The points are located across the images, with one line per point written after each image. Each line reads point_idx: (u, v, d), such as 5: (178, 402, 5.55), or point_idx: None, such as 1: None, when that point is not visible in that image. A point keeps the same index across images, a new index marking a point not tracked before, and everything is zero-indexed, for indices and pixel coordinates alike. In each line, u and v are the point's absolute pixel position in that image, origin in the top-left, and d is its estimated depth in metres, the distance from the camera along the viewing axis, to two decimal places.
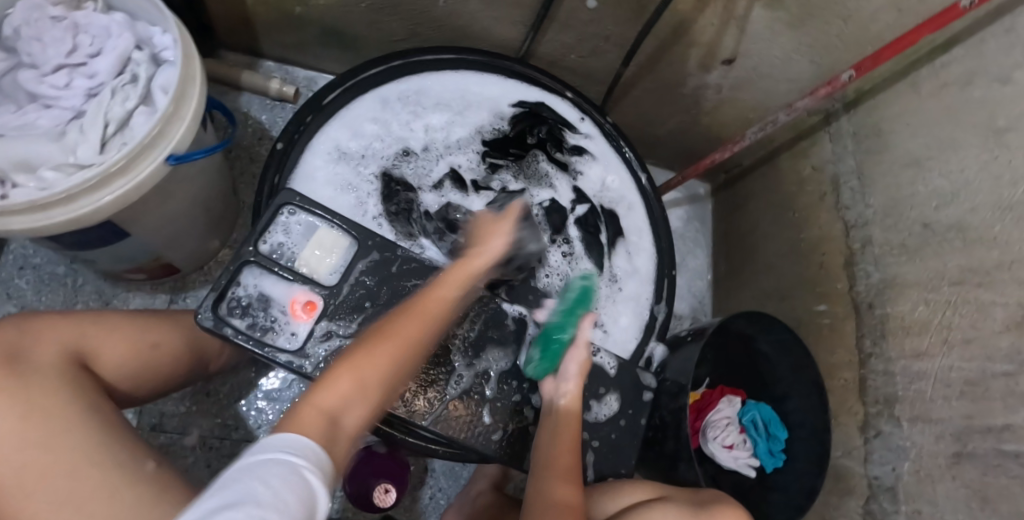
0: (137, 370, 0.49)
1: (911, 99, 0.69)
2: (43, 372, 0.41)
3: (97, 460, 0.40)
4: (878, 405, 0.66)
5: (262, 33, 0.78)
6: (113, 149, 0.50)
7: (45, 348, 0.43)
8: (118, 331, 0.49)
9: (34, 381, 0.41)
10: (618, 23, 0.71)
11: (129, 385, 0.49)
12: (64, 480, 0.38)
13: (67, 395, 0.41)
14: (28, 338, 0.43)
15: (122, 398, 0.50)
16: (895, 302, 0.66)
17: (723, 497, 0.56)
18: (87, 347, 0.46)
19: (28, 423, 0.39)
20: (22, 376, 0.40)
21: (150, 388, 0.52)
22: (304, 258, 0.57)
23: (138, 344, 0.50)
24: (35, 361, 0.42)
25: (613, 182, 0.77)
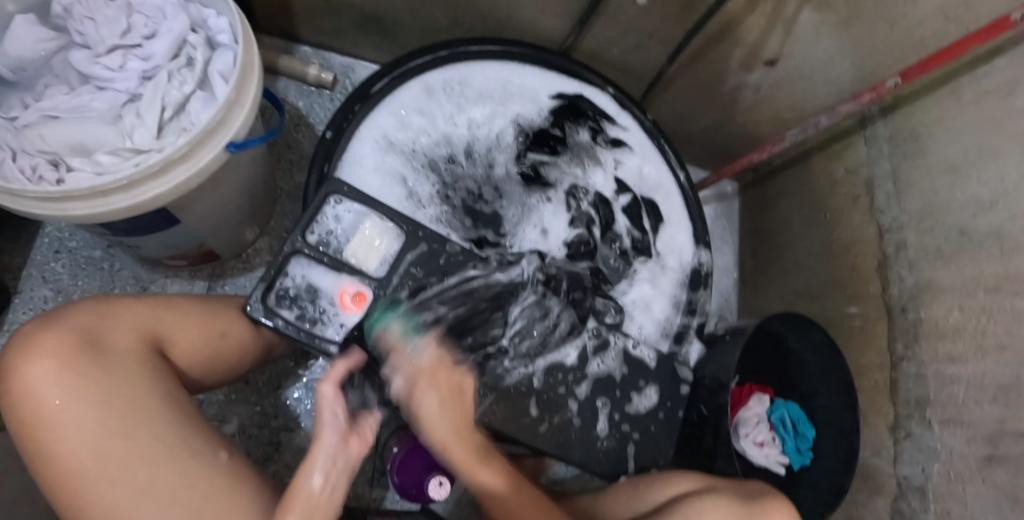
0: (204, 359, 0.50)
1: (950, 106, 0.69)
2: (121, 361, 0.42)
3: (174, 450, 0.41)
4: (909, 407, 0.68)
5: (300, 17, 0.77)
6: (171, 134, 0.49)
7: (123, 333, 0.44)
8: (188, 319, 0.50)
9: (115, 369, 0.41)
10: (664, 20, 0.71)
11: (197, 372, 0.50)
12: (145, 468, 0.39)
13: (145, 384, 0.42)
14: (105, 324, 0.44)
15: (188, 384, 0.51)
16: (929, 306, 0.67)
17: (770, 490, 0.56)
18: (160, 333, 0.47)
19: (109, 412, 0.40)
20: (103, 365, 0.41)
21: (212, 376, 0.53)
22: (352, 250, 0.56)
23: (208, 333, 0.50)
24: (113, 348, 0.42)
25: (650, 172, 0.76)
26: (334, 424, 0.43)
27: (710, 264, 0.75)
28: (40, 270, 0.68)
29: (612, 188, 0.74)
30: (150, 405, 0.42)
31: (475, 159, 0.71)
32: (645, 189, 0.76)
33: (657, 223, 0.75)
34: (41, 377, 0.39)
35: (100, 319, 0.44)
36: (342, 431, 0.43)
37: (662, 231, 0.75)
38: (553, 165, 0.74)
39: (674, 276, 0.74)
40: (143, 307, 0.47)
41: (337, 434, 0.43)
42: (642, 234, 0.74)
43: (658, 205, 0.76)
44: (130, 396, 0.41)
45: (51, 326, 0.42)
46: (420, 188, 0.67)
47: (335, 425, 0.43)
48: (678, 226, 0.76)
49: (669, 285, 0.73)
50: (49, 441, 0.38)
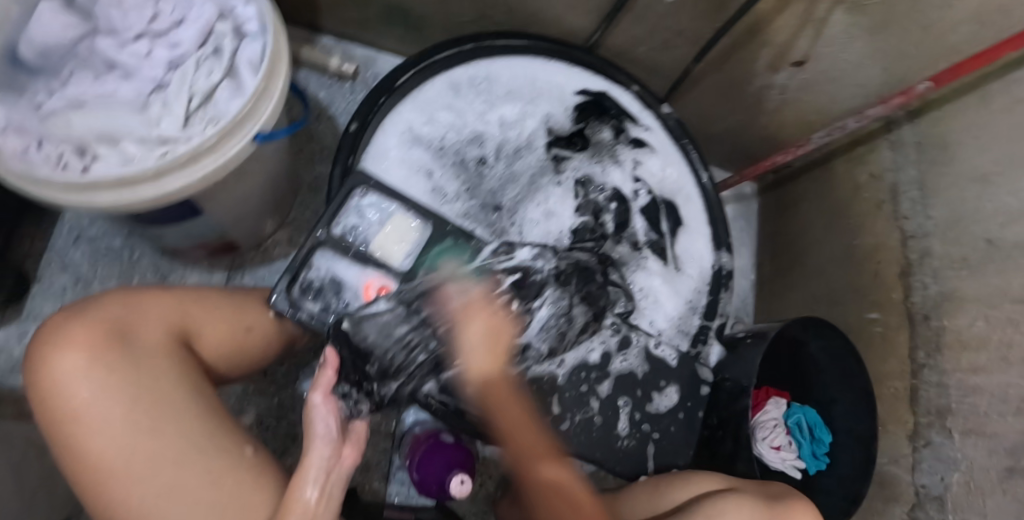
0: (230, 352, 0.50)
1: (981, 113, 0.68)
2: (151, 352, 0.42)
3: (201, 446, 0.40)
4: (930, 416, 0.67)
5: (324, 6, 0.76)
6: (197, 124, 0.48)
7: (155, 326, 0.44)
8: (217, 313, 0.49)
9: (146, 362, 0.41)
10: (692, 18, 0.70)
11: (224, 366, 0.50)
12: (173, 465, 0.39)
13: (174, 378, 0.42)
14: (134, 316, 0.43)
15: (215, 379, 0.50)
16: (952, 315, 0.67)
17: (791, 491, 0.57)
18: (190, 326, 0.47)
19: (136, 406, 0.39)
20: (131, 359, 0.41)
21: (238, 371, 0.52)
22: (379, 243, 0.56)
23: (234, 327, 0.50)
24: (144, 340, 0.42)
25: (672, 174, 0.76)
26: (326, 435, 0.44)
27: (730, 268, 0.74)
28: (59, 257, 0.68)
29: (633, 188, 0.73)
30: (182, 399, 0.41)
31: (497, 155, 0.69)
32: (666, 190, 0.75)
33: (677, 225, 0.74)
34: (72, 366, 0.39)
35: (129, 310, 0.43)
36: (332, 442, 0.44)
37: (682, 232, 0.74)
38: (577, 162, 0.72)
39: (693, 278, 0.73)
40: (172, 300, 0.46)
41: (329, 446, 0.44)
42: (663, 235, 0.73)
43: (678, 207, 0.75)
44: (159, 389, 0.41)
45: (81, 316, 0.41)
46: (441, 182, 0.66)
47: (329, 435, 0.44)
48: (697, 229, 0.75)
49: (687, 288, 0.73)
50: (78, 433, 0.38)
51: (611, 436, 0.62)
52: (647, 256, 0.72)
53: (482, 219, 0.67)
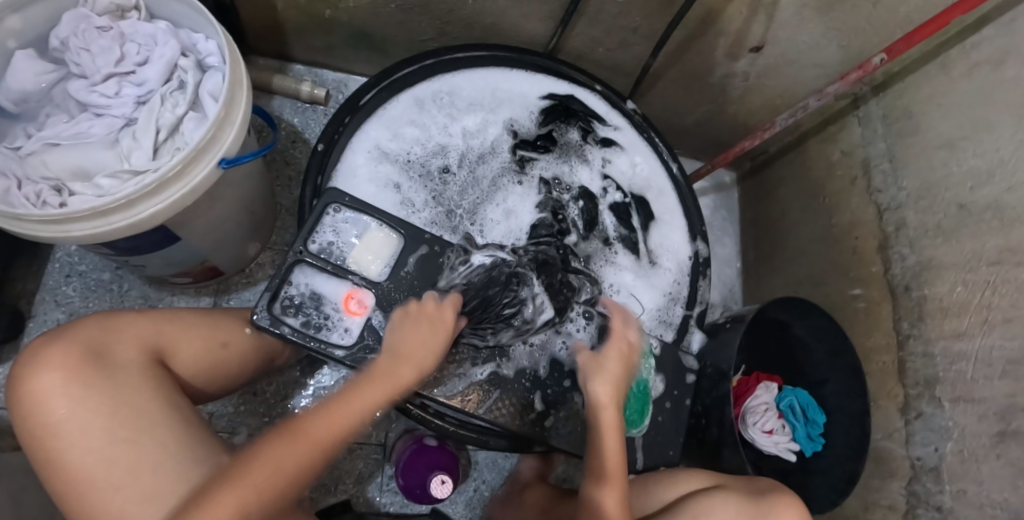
0: (206, 369, 0.51)
1: (942, 81, 0.69)
2: (125, 371, 0.44)
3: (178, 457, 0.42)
4: (919, 387, 0.66)
5: (292, 35, 0.79)
6: (165, 155, 0.51)
7: (128, 347, 0.46)
8: (192, 331, 0.51)
9: (121, 379, 0.43)
10: (646, 15, 0.72)
11: (201, 382, 0.51)
12: (150, 476, 0.41)
13: (150, 392, 0.44)
14: (110, 337, 0.45)
15: (194, 394, 0.52)
16: (932, 283, 0.66)
17: (780, 487, 0.55)
18: (164, 345, 0.49)
19: (111, 421, 0.41)
20: (107, 377, 0.43)
21: (215, 388, 0.54)
22: (356, 258, 0.56)
23: (210, 343, 0.52)
24: (118, 359, 0.44)
25: (643, 168, 0.77)
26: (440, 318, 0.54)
27: (707, 255, 0.74)
28: (52, 294, 0.71)
29: (601, 185, 0.75)
30: (158, 412, 0.43)
31: (464, 164, 0.71)
32: (635, 185, 0.76)
33: (649, 219, 0.75)
34: (50, 388, 0.41)
35: (105, 332, 0.45)
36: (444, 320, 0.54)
37: (656, 225, 0.75)
38: (543, 163, 0.74)
39: (669, 269, 0.73)
40: (147, 321, 0.48)
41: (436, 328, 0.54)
42: (636, 230, 0.74)
43: (650, 201, 0.76)
44: (134, 404, 0.42)
45: (59, 339, 0.44)
46: (409, 193, 0.68)
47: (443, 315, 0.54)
48: (671, 222, 0.76)
49: (664, 278, 0.73)
50: (60, 449, 0.40)
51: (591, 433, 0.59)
52: (620, 250, 0.73)
53: (445, 224, 0.68)
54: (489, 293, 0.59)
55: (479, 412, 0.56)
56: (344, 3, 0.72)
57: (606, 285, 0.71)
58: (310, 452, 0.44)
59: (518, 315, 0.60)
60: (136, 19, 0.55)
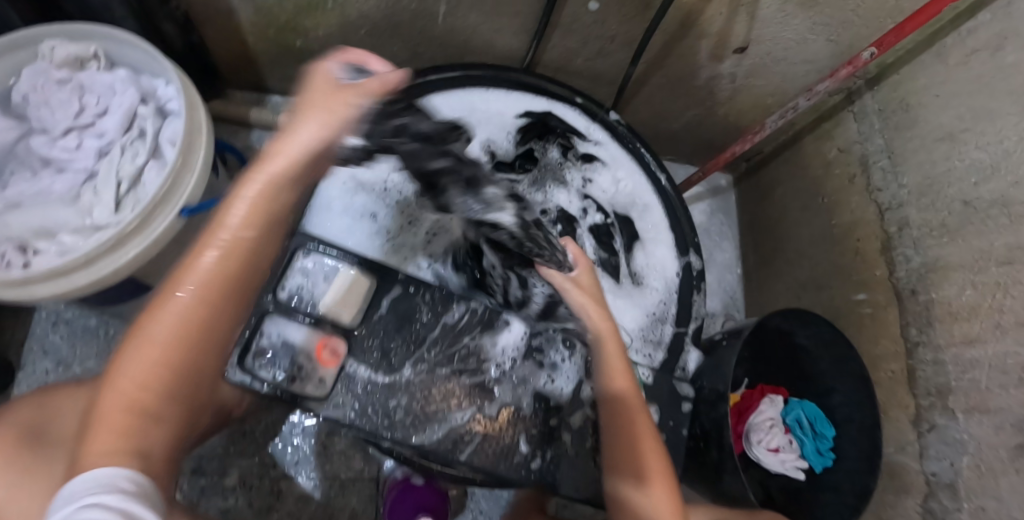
0: None
1: (938, 71, 0.65)
2: (59, 443, 0.45)
3: None
4: (931, 397, 0.63)
5: (266, 67, 0.79)
6: (128, 208, 0.50)
7: (64, 421, 0.47)
8: None
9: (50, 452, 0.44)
10: (621, 22, 0.69)
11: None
12: None
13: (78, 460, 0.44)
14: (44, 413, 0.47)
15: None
16: (939, 286, 0.63)
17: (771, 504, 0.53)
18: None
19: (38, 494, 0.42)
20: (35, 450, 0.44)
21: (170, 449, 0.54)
22: (326, 303, 0.56)
23: None
24: (59, 433, 0.46)
25: (626, 183, 0.75)
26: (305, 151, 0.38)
27: (699, 268, 0.72)
28: (41, 344, 0.72)
29: (581, 205, 0.74)
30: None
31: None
32: (618, 202, 0.75)
33: (633, 238, 0.74)
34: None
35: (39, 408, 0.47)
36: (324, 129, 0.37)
37: (641, 245, 0.73)
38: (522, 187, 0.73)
39: (657, 287, 0.71)
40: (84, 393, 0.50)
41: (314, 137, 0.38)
42: (619, 251, 0.73)
43: (634, 220, 0.74)
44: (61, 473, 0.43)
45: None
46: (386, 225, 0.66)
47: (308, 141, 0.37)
48: (658, 239, 0.74)
49: (652, 297, 0.71)
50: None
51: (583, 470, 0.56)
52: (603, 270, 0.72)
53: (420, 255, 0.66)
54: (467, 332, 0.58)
55: (467, 449, 0.54)
56: (314, 31, 0.71)
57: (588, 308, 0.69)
58: (163, 358, 0.40)
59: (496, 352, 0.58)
60: (95, 69, 0.54)
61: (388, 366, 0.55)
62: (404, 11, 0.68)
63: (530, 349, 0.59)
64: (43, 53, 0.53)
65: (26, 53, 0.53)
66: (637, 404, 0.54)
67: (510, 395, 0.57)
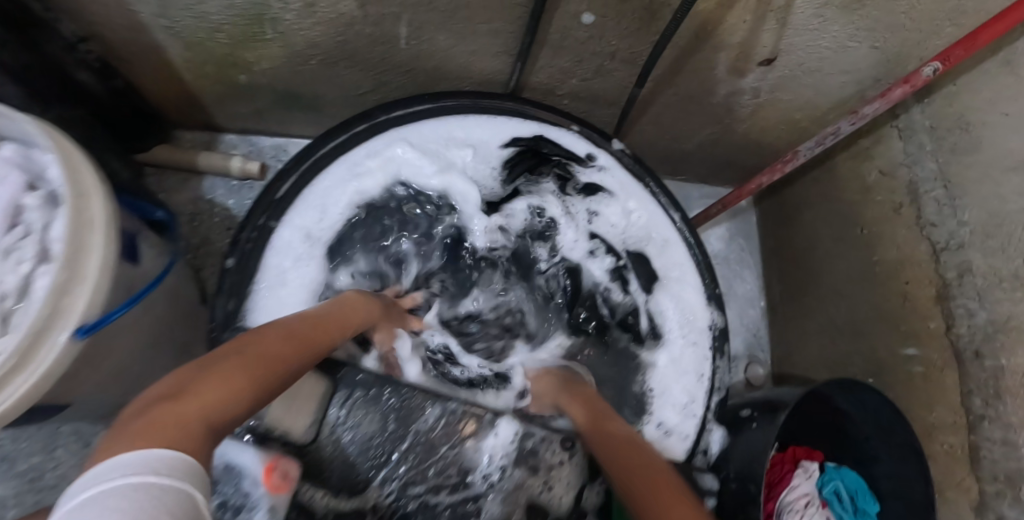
0: None
1: (1009, 80, 0.53)
2: None
3: None
4: (999, 484, 0.52)
5: (211, 105, 0.68)
6: (14, 329, 0.40)
7: None
8: None
9: None
10: (621, 37, 0.57)
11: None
12: None
13: None
14: None
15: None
16: (1012, 351, 0.52)
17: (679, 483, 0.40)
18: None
19: None
20: None
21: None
22: (274, 414, 0.45)
23: None
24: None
25: (638, 216, 0.63)
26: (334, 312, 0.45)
27: (723, 326, 0.62)
28: None
29: (587, 248, 0.64)
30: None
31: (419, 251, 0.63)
32: (630, 237, 0.64)
33: (650, 280, 0.63)
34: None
35: None
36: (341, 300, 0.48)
37: (661, 288, 0.63)
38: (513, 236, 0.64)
39: (678, 341, 0.62)
40: None
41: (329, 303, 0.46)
42: (634, 294, 0.63)
43: (650, 257, 0.64)
44: None
45: None
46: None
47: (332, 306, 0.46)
48: (683, 279, 0.63)
49: (671, 353, 0.61)
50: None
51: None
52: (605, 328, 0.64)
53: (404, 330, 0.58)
54: (439, 441, 0.49)
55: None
56: (257, 65, 0.60)
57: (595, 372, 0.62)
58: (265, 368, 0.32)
59: (476, 462, 0.49)
60: None
61: (354, 486, 0.47)
62: (358, 37, 0.56)
63: (522, 453, 0.50)
64: None
65: None
66: (608, 423, 0.47)
67: (499, 510, 0.49)
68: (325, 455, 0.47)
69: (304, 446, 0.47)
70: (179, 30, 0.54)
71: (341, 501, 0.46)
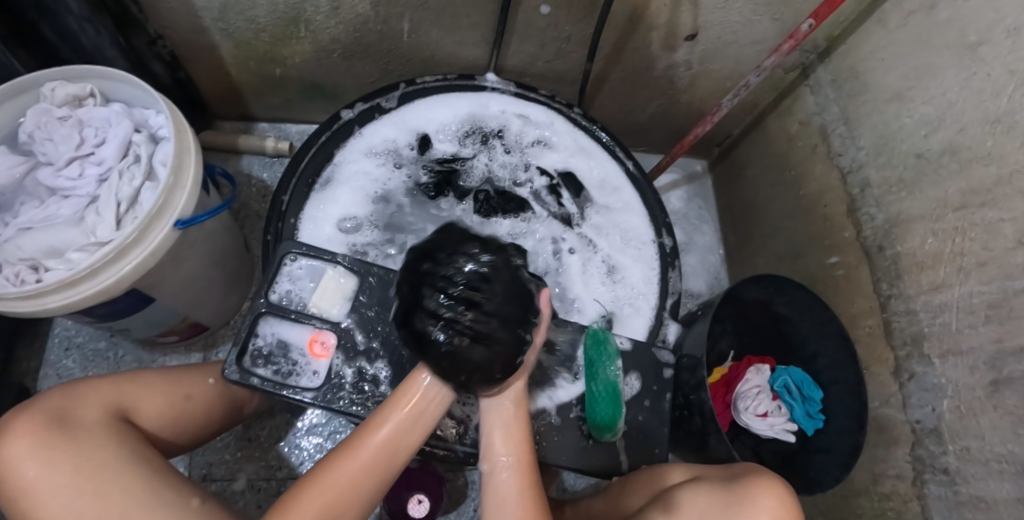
0: (172, 419, 0.55)
1: (880, 34, 0.70)
2: (89, 428, 0.47)
3: (149, 487, 0.46)
4: (907, 347, 0.64)
5: (251, 97, 0.85)
6: (128, 224, 0.56)
7: (92, 408, 0.49)
8: (152, 387, 0.55)
9: (85, 437, 0.46)
10: (574, 23, 0.74)
11: (167, 435, 0.55)
12: (140, 508, 0.44)
13: (108, 435, 0.47)
14: (74, 400, 0.49)
15: (165, 448, 0.55)
16: (903, 239, 0.65)
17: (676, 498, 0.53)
18: (127, 402, 0.52)
19: (84, 474, 0.44)
20: (71, 436, 0.46)
21: (185, 433, 0.57)
22: (314, 302, 0.61)
23: (172, 397, 0.56)
24: (82, 421, 0.48)
25: (596, 170, 0.78)
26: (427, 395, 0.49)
27: (672, 245, 0.74)
28: (54, 368, 0.76)
29: (543, 183, 0.77)
30: (117, 458, 0.46)
31: (408, 200, 0.73)
32: (577, 171, 0.77)
33: (584, 202, 0.77)
34: (20, 454, 0.44)
35: (67, 397, 0.49)
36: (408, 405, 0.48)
37: (606, 214, 0.76)
38: (475, 172, 0.77)
39: (624, 245, 0.74)
40: (109, 384, 0.52)
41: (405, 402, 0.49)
42: (568, 206, 0.76)
43: (597, 195, 0.77)
44: (97, 456, 0.46)
45: (24, 411, 0.47)
46: (355, 229, 0.70)
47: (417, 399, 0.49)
48: (628, 210, 0.76)
49: (609, 250, 0.74)
50: (31, 507, 0.44)
51: (556, 453, 0.59)
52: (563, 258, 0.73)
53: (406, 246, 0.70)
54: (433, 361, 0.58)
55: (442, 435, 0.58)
56: (290, 59, 0.77)
57: (558, 263, 0.73)
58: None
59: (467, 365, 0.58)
60: (92, 104, 0.59)
61: (377, 355, 0.60)
62: (370, 33, 0.73)
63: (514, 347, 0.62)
64: (44, 94, 0.58)
65: (28, 95, 0.59)
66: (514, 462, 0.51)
67: None
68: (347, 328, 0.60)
69: (332, 321, 0.61)
70: (232, 31, 0.70)
71: (362, 358, 0.60)
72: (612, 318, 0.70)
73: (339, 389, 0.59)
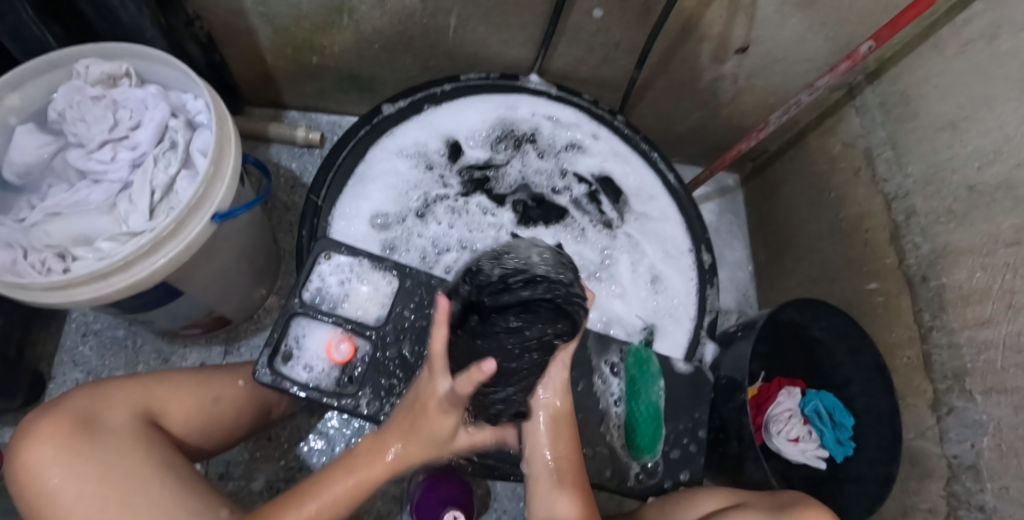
0: (200, 425, 0.53)
1: (936, 61, 0.68)
2: (114, 435, 0.45)
3: (172, 504, 0.43)
4: (947, 381, 0.63)
5: (284, 86, 0.83)
6: (162, 214, 0.53)
7: (118, 411, 0.47)
8: (181, 389, 0.53)
9: (109, 444, 0.44)
10: (626, 29, 0.71)
11: (193, 438, 0.53)
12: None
13: (131, 442, 0.45)
14: (98, 402, 0.47)
15: (189, 453, 0.53)
16: (949, 271, 0.63)
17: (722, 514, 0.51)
18: (152, 406, 0.50)
19: (105, 484, 0.42)
20: (96, 441, 0.44)
21: (213, 437, 0.55)
22: (348, 305, 0.58)
23: (200, 401, 0.53)
24: (108, 425, 0.46)
25: (632, 176, 0.76)
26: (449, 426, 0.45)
27: (711, 262, 0.73)
28: (70, 355, 0.74)
29: (580, 189, 0.75)
30: (139, 468, 0.44)
31: (443, 203, 0.71)
32: (614, 177, 0.75)
33: (620, 208, 0.75)
34: (42, 459, 0.42)
35: (94, 399, 0.47)
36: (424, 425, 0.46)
37: (642, 222, 0.74)
38: (509, 176, 0.74)
39: (663, 255, 0.73)
40: (136, 386, 0.50)
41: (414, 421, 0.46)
42: (607, 213, 0.74)
43: (632, 203, 0.75)
44: (120, 466, 0.43)
45: (48, 414, 0.45)
46: (391, 230, 0.68)
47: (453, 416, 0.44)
48: (664, 218, 0.74)
49: (652, 258, 0.73)
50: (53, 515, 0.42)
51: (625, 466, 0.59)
52: (602, 269, 0.72)
53: (443, 247, 0.68)
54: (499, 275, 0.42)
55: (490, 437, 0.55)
56: (328, 48, 0.74)
57: (605, 266, 0.72)
58: None
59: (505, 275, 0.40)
60: (127, 85, 0.56)
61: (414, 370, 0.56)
62: (415, 27, 0.71)
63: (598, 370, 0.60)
64: (77, 71, 0.55)
65: (60, 72, 0.56)
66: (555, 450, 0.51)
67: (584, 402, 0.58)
68: (382, 337, 0.57)
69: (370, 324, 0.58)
70: (272, 16, 0.67)
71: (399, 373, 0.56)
72: (654, 331, 0.69)
73: (387, 375, 0.56)
